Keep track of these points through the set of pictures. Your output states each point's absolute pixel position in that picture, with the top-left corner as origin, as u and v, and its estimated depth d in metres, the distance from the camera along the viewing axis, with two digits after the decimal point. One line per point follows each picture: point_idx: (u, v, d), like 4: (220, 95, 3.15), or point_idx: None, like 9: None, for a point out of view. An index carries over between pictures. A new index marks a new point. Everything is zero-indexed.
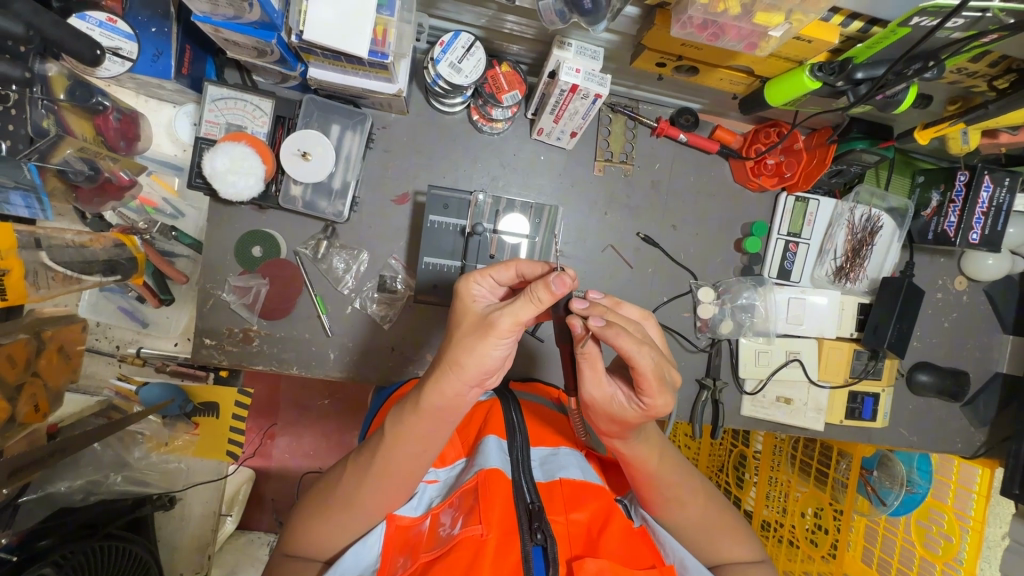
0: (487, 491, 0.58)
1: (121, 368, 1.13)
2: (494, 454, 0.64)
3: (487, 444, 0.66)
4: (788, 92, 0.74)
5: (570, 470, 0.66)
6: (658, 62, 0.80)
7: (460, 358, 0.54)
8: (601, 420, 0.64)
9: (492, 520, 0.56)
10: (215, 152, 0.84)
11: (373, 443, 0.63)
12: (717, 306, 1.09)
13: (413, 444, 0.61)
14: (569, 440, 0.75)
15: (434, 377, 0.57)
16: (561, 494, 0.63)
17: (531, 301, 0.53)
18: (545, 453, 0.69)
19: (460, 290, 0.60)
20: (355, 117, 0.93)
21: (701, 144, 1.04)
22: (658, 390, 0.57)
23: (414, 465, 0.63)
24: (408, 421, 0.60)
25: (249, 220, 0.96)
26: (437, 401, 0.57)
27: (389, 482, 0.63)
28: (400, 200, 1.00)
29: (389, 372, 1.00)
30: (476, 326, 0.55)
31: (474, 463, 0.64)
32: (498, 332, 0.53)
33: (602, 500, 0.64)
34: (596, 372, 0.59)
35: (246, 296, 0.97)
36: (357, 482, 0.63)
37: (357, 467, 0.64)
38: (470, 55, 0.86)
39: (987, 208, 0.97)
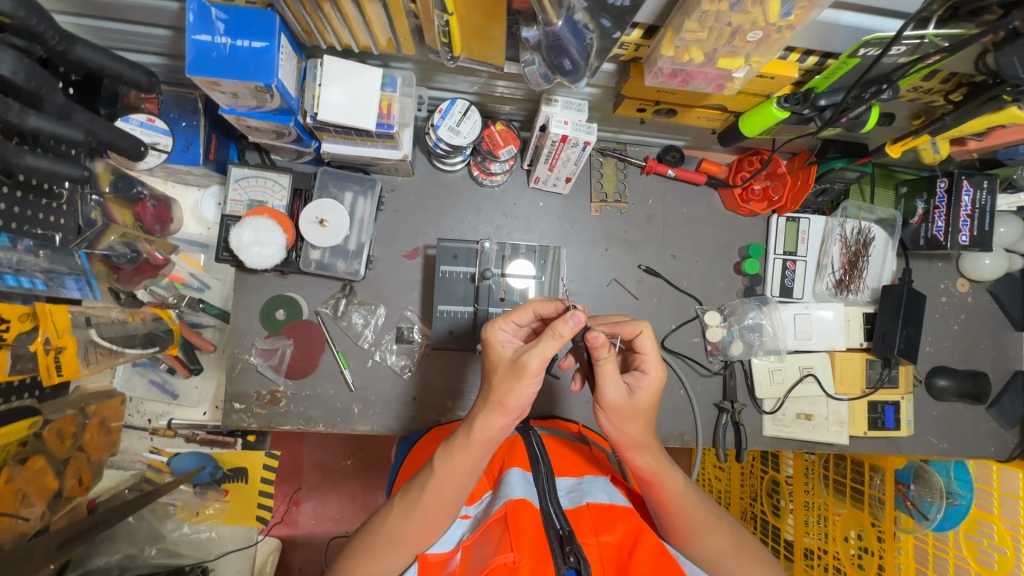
0: (516, 518, 0.60)
1: (152, 441, 1.17)
2: (519, 483, 0.66)
3: (513, 474, 0.68)
4: (760, 124, 0.81)
5: (595, 494, 0.68)
6: (639, 107, 0.88)
7: (502, 400, 0.60)
8: (621, 422, 0.66)
9: (524, 546, 0.57)
10: (241, 226, 0.92)
11: (421, 479, 0.66)
12: (725, 329, 1.12)
13: (460, 475, 0.64)
14: (591, 467, 0.77)
15: (480, 413, 0.62)
16: (590, 517, 0.64)
17: (553, 338, 0.58)
18: (571, 482, 0.71)
19: (488, 338, 0.64)
20: (365, 183, 1.01)
21: (688, 177, 1.11)
22: (654, 355, 0.66)
23: (458, 499, 0.66)
24: (459, 452, 0.63)
25: (272, 286, 1.02)
26: (487, 434, 0.62)
27: (434, 517, 0.65)
28: (412, 254, 1.06)
29: (412, 421, 1.03)
30: (510, 371, 0.60)
31: (500, 493, 0.67)
32: (530, 374, 0.58)
33: (629, 521, 0.64)
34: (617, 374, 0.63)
35: (271, 357, 1.01)
36: (405, 516, 0.65)
37: (404, 500, 0.66)
38: (467, 118, 0.94)
39: (972, 210, 1.00)
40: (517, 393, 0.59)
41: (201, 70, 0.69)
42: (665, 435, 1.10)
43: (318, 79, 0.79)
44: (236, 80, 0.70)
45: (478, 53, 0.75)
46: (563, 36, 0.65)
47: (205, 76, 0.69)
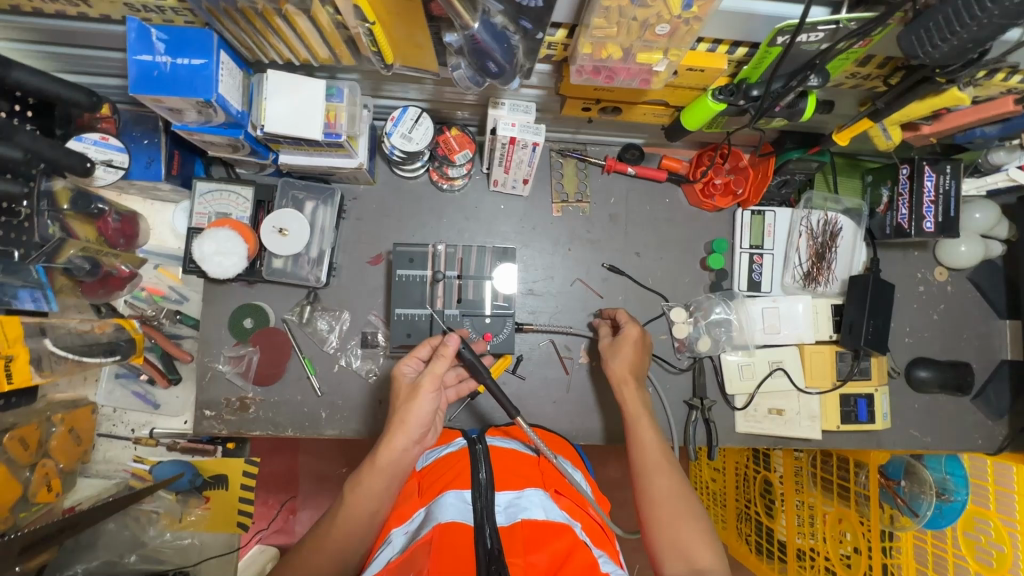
0: (444, 541, 0.61)
1: (136, 450, 1.20)
2: (450, 507, 0.67)
3: (447, 496, 0.69)
4: (697, 118, 0.82)
5: (532, 511, 0.67)
6: (583, 107, 0.89)
7: (404, 418, 0.78)
8: (615, 358, 0.97)
9: (449, 566, 0.58)
10: (202, 238, 0.95)
11: (334, 511, 0.75)
12: (692, 325, 1.11)
13: (369, 502, 0.74)
14: (533, 480, 0.76)
15: (385, 438, 0.77)
16: (524, 535, 0.63)
17: (442, 358, 0.82)
18: (510, 496, 0.70)
19: (395, 369, 0.87)
20: (326, 193, 1.03)
21: (649, 175, 1.11)
22: (631, 321, 1.00)
23: (365, 531, 0.73)
24: (366, 476, 0.74)
25: (240, 295, 1.05)
26: (391, 456, 0.75)
27: (342, 545, 0.72)
28: (375, 260, 1.08)
29: (379, 424, 1.06)
30: (408, 394, 0.81)
31: (431, 515, 0.67)
32: (425, 388, 0.79)
33: (558, 538, 0.63)
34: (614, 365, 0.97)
35: (240, 365, 1.04)
36: (317, 546, 0.72)
37: (319, 534, 0.74)
38: (419, 124, 0.97)
39: (935, 196, 0.99)
40: (413, 414, 0.78)
41: (146, 88, 0.73)
42: None
43: (264, 92, 0.82)
44: (176, 96, 0.74)
45: (411, 53, 0.76)
46: (483, 38, 0.66)
47: (149, 93, 0.73)
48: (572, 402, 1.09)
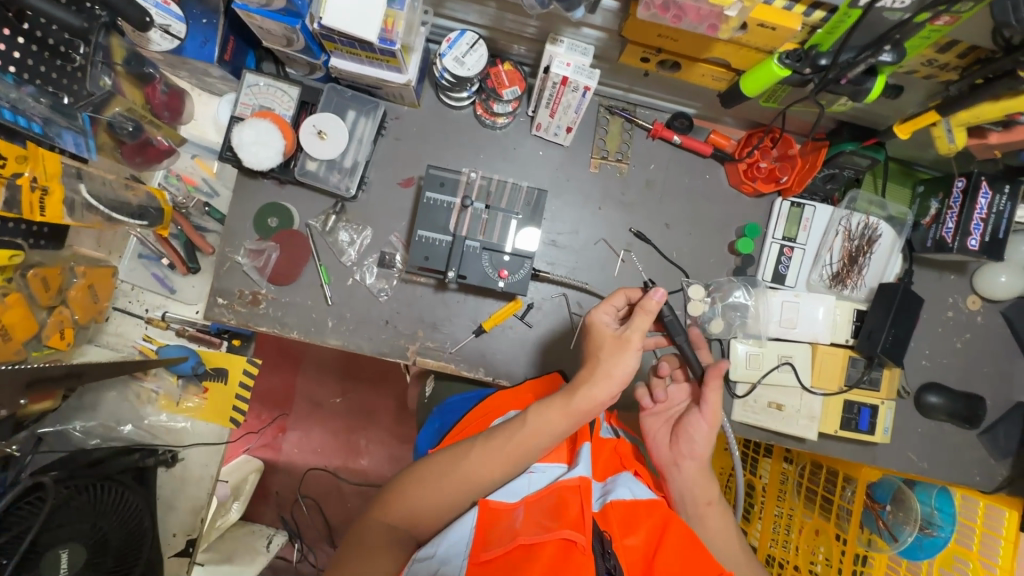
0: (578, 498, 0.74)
1: (147, 330, 1.24)
2: (584, 463, 0.82)
3: (584, 451, 0.84)
4: (759, 83, 0.78)
5: (621, 493, 0.81)
6: (642, 57, 0.87)
7: (611, 369, 0.83)
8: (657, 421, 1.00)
9: (586, 521, 0.71)
10: (243, 126, 0.96)
11: (511, 428, 0.84)
12: (708, 305, 1.09)
13: (543, 431, 0.83)
14: (618, 469, 0.91)
15: (584, 385, 0.83)
16: (616, 518, 0.77)
17: (645, 313, 0.85)
18: (602, 485, 0.85)
19: (591, 315, 0.90)
20: (368, 105, 1.04)
21: (695, 146, 1.09)
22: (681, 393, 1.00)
23: (527, 457, 0.83)
24: (541, 413, 0.84)
25: (269, 193, 1.06)
26: (588, 400, 0.83)
27: (511, 458, 0.82)
28: (406, 183, 1.08)
29: (382, 343, 1.07)
30: (614, 345, 0.85)
31: (570, 468, 0.82)
32: (632, 346, 0.84)
33: (650, 519, 0.77)
34: (663, 427, 0.99)
35: (258, 260, 1.06)
36: (485, 455, 0.82)
37: (489, 445, 0.83)
38: (473, 50, 0.96)
39: (987, 214, 0.95)
40: (618, 370, 0.83)
41: None
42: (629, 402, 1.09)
43: None
44: None
45: None
46: None
47: None
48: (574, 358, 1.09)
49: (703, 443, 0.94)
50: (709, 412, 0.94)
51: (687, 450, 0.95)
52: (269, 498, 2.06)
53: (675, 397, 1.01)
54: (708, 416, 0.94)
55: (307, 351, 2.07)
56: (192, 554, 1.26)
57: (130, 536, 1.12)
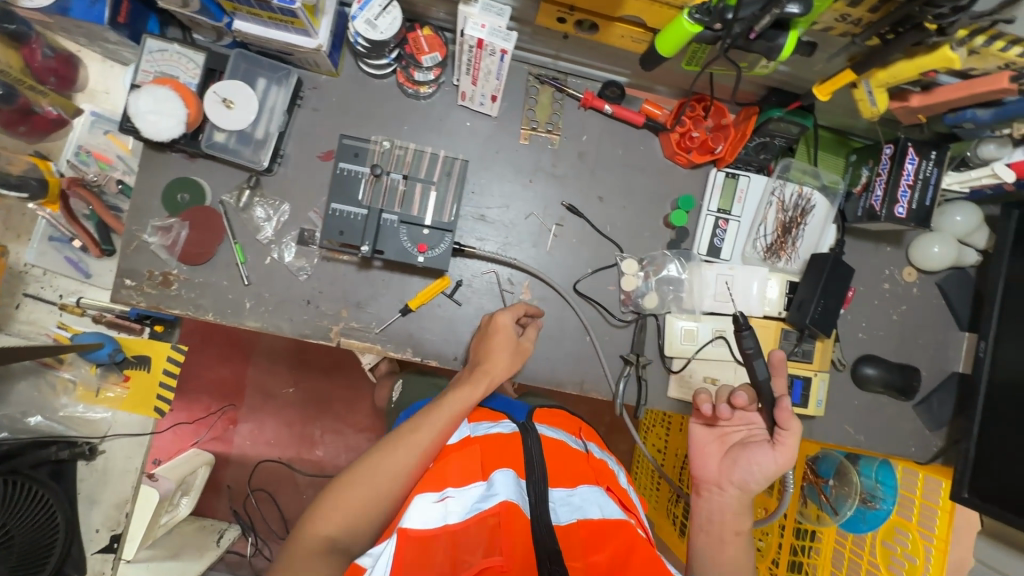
0: (510, 522, 0.70)
1: (61, 317, 1.18)
2: (504, 485, 0.75)
3: (501, 475, 0.77)
4: (671, 41, 0.75)
5: (590, 511, 0.78)
6: (557, 17, 0.83)
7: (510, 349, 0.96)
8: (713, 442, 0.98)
9: (522, 548, 0.68)
10: (140, 93, 0.90)
11: (420, 426, 0.87)
12: (642, 279, 1.07)
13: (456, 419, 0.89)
14: (586, 478, 0.86)
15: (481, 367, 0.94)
16: (580, 536, 0.73)
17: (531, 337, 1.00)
18: (564, 492, 0.79)
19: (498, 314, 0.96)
20: (280, 72, 0.98)
21: (626, 116, 1.06)
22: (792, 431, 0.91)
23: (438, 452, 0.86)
24: (434, 418, 0.88)
25: (179, 167, 1.00)
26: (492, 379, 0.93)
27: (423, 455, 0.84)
28: (326, 156, 1.02)
29: (304, 324, 1.02)
30: (517, 347, 0.97)
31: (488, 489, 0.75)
32: (526, 347, 0.98)
33: (616, 539, 0.74)
34: (715, 449, 0.98)
35: (167, 238, 1.00)
36: (405, 451, 0.84)
37: (406, 444, 0.85)
38: (386, 13, 0.91)
39: (914, 181, 0.94)
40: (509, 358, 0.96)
41: None
42: (563, 380, 1.06)
43: None
44: None
45: None
46: None
47: None
48: None
49: (757, 476, 0.92)
50: (783, 447, 0.92)
51: (736, 479, 0.93)
52: (221, 492, 2.00)
53: (786, 422, 0.91)
54: (782, 450, 0.92)
55: (258, 341, 2.01)
56: (117, 550, 1.19)
57: (38, 528, 1.10)
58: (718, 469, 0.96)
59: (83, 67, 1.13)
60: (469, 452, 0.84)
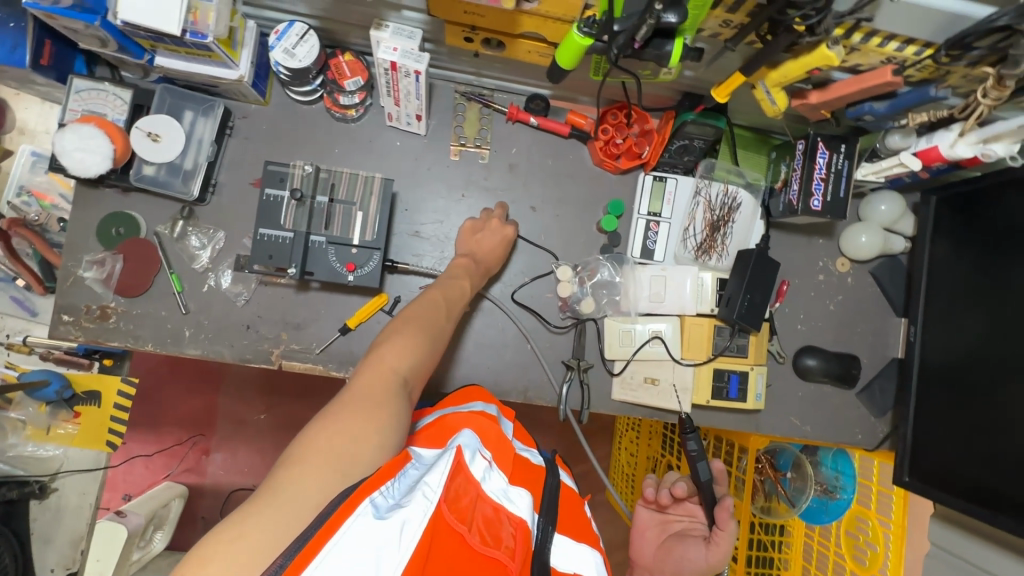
0: (524, 545, 0.62)
1: (9, 356, 1.20)
2: (529, 509, 0.67)
3: (524, 495, 0.69)
4: (565, 55, 0.77)
5: (588, 570, 0.70)
6: (464, 37, 0.86)
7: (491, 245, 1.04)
8: (656, 531, 1.04)
9: None
10: (64, 131, 0.91)
11: (391, 357, 0.79)
12: (578, 285, 1.09)
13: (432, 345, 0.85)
14: (590, 536, 0.77)
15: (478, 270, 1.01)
16: None
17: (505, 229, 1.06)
18: (568, 541, 0.73)
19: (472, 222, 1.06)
20: (206, 104, 1.00)
21: (552, 127, 1.09)
22: (728, 534, 0.95)
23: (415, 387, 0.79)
24: (409, 348, 0.81)
25: (113, 202, 1.02)
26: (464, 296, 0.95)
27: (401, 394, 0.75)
28: (259, 183, 1.04)
29: (244, 349, 1.03)
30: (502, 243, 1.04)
31: (515, 499, 0.68)
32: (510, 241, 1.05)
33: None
34: (654, 534, 1.04)
35: (103, 271, 1.01)
36: (380, 379, 0.75)
37: (382, 371, 0.76)
38: (304, 41, 0.93)
39: (826, 174, 0.97)
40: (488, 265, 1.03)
41: None
42: (507, 389, 1.07)
43: None
44: None
45: None
46: None
47: None
48: (448, 349, 1.07)
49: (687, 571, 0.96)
50: (717, 548, 0.95)
51: (668, 568, 0.98)
52: (196, 524, 1.98)
53: (724, 526, 0.96)
54: (713, 552, 0.95)
55: (227, 369, 2.01)
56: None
57: None
58: (653, 553, 1.02)
59: (17, 111, 1.20)
60: (509, 447, 0.78)
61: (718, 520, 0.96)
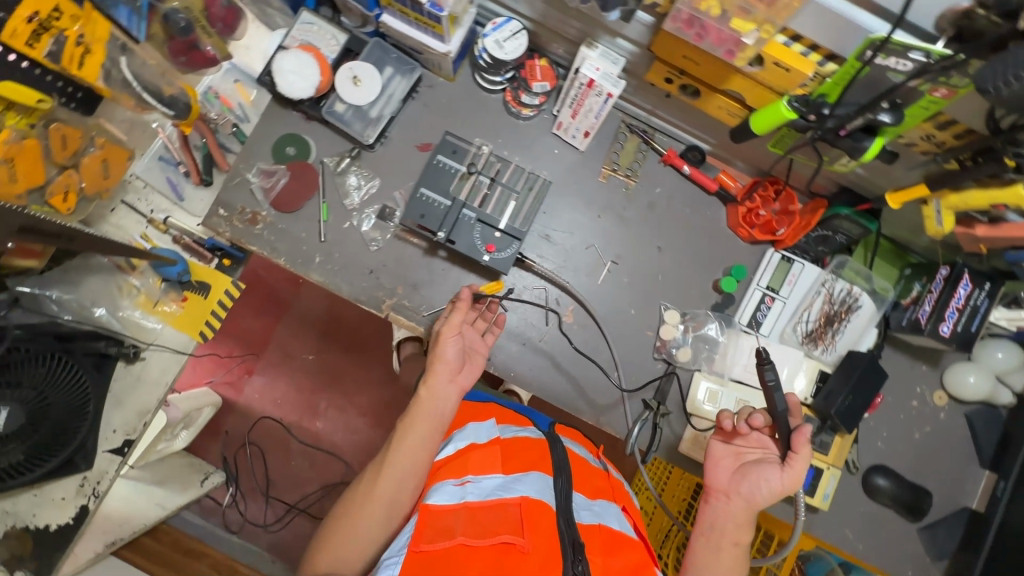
0: (532, 517, 0.76)
1: (146, 229, 1.28)
2: (534, 483, 0.81)
3: (533, 475, 0.83)
4: (766, 120, 0.82)
5: (610, 522, 0.83)
6: (666, 77, 0.93)
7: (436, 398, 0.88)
8: (724, 451, 0.89)
9: (541, 543, 0.74)
10: (286, 53, 1.03)
11: (372, 468, 0.85)
12: (680, 331, 1.12)
13: (415, 445, 0.85)
14: (605, 493, 0.91)
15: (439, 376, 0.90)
16: (600, 538, 0.79)
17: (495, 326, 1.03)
18: (587, 500, 0.85)
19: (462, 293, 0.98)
20: (406, 65, 1.09)
21: (702, 180, 1.13)
22: (805, 456, 0.82)
23: (409, 470, 0.84)
24: (406, 448, 0.85)
25: (295, 125, 1.11)
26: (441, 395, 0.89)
27: (373, 496, 0.82)
28: (423, 147, 1.12)
29: (361, 290, 1.10)
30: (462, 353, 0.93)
31: (519, 478, 0.82)
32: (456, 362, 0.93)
33: (633, 554, 0.80)
34: (729, 464, 0.87)
35: (267, 182, 1.10)
36: (361, 510, 0.82)
37: (366, 484, 0.84)
38: (515, 37, 1.02)
39: (963, 306, 0.97)
40: (442, 367, 0.90)
41: None
42: (583, 407, 1.10)
43: None
44: None
45: None
46: None
47: None
48: (539, 352, 1.11)
49: (766, 495, 0.83)
50: (792, 471, 0.82)
51: (745, 491, 0.83)
52: (218, 436, 2.06)
53: (796, 457, 0.83)
54: (788, 477, 0.82)
55: (294, 303, 2.10)
56: (125, 456, 1.25)
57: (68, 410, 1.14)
58: (727, 479, 0.86)
59: (245, 22, 1.24)
60: (494, 447, 0.88)
61: (792, 443, 0.83)
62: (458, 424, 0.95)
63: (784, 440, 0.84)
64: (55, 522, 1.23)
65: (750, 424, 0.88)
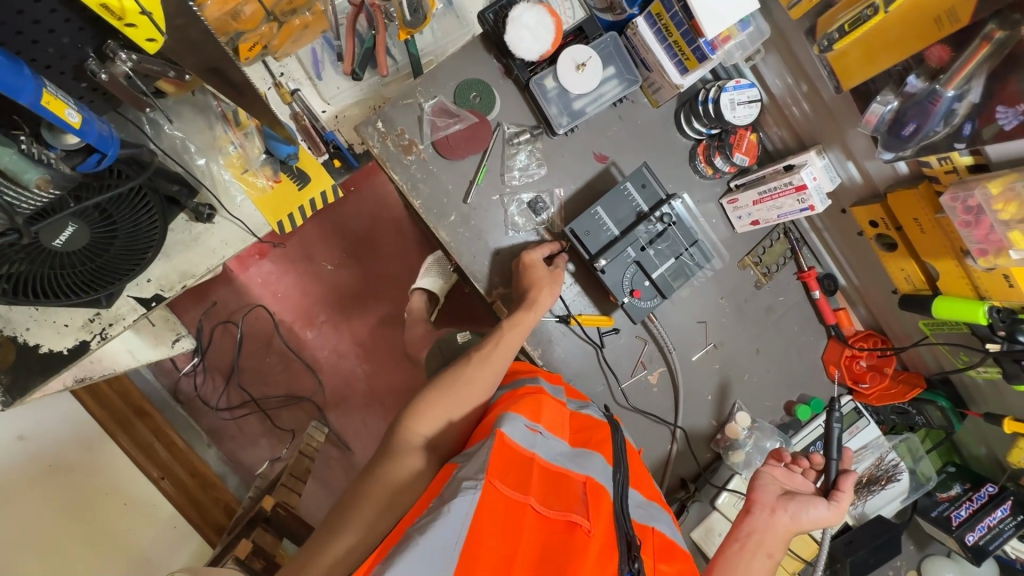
0: (596, 498, 0.68)
1: (268, 89, 1.17)
2: (599, 471, 0.73)
3: (596, 458, 0.76)
4: (956, 313, 0.86)
5: (661, 526, 0.75)
6: (872, 220, 0.93)
7: (517, 325, 0.95)
8: (775, 478, 0.95)
9: (604, 529, 0.65)
10: (529, 6, 0.95)
11: (455, 371, 0.89)
12: (744, 434, 1.13)
13: (499, 358, 0.92)
14: (655, 495, 0.83)
15: (517, 308, 0.97)
16: (653, 542, 0.71)
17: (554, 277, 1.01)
18: (643, 500, 0.78)
19: (537, 248, 1.02)
20: (629, 74, 1.01)
21: (823, 310, 1.15)
22: (849, 494, 0.92)
23: (484, 385, 0.89)
24: (480, 366, 0.90)
25: (489, 74, 1.03)
26: (516, 326, 0.95)
27: (451, 399, 0.86)
28: (599, 158, 1.07)
29: (479, 268, 1.05)
30: (546, 279, 0.99)
31: (582, 463, 0.74)
32: (541, 295, 0.97)
33: (683, 563, 0.71)
34: (774, 488, 0.92)
35: (438, 120, 1.02)
36: (436, 400, 0.85)
37: (442, 384, 0.87)
38: (749, 105, 0.98)
39: (993, 525, 1.05)
40: (540, 300, 0.97)
41: None
42: None
43: None
44: None
45: (842, 64, 0.80)
46: (938, 105, 0.69)
47: None
48: (614, 397, 1.11)
49: (810, 520, 0.89)
50: (837, 506, 0.91)
51: (793, 507, 0.88)
52: None
53: (844, 495, 0.92)
54: (833, 510, 0.91)
55: (333, 205, 1.68)
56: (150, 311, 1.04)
57: (129, 245, 0.94)
58: (774, 498, 0.91)
59: None
60: (561, 412, 0.85)
61: (839, 482, 0.93)
62: (531, 374, 0.95)
63: (832, 478, 0.94)
64: (47, 345, 0.99)
65: (807, 464, 0.99)
